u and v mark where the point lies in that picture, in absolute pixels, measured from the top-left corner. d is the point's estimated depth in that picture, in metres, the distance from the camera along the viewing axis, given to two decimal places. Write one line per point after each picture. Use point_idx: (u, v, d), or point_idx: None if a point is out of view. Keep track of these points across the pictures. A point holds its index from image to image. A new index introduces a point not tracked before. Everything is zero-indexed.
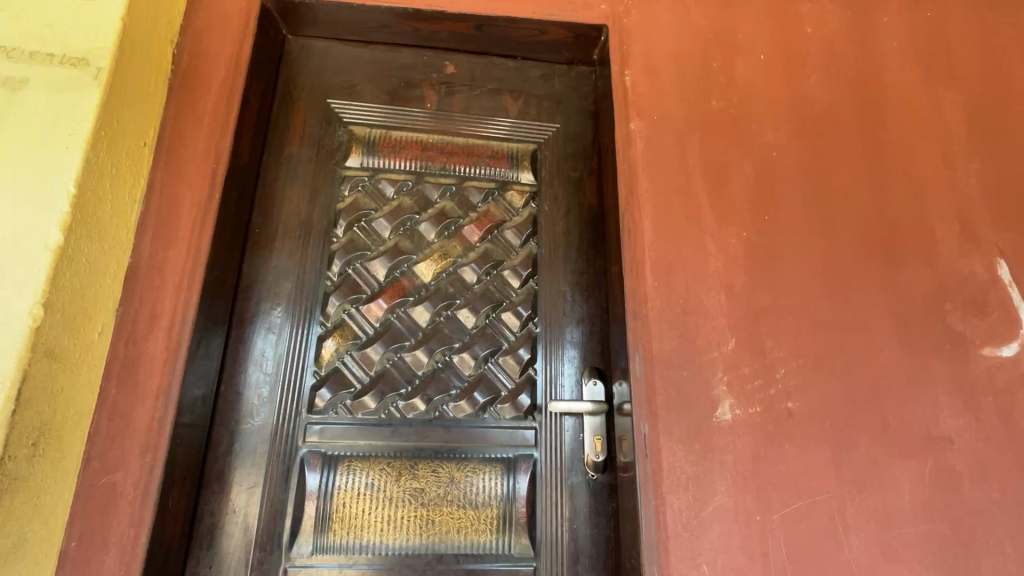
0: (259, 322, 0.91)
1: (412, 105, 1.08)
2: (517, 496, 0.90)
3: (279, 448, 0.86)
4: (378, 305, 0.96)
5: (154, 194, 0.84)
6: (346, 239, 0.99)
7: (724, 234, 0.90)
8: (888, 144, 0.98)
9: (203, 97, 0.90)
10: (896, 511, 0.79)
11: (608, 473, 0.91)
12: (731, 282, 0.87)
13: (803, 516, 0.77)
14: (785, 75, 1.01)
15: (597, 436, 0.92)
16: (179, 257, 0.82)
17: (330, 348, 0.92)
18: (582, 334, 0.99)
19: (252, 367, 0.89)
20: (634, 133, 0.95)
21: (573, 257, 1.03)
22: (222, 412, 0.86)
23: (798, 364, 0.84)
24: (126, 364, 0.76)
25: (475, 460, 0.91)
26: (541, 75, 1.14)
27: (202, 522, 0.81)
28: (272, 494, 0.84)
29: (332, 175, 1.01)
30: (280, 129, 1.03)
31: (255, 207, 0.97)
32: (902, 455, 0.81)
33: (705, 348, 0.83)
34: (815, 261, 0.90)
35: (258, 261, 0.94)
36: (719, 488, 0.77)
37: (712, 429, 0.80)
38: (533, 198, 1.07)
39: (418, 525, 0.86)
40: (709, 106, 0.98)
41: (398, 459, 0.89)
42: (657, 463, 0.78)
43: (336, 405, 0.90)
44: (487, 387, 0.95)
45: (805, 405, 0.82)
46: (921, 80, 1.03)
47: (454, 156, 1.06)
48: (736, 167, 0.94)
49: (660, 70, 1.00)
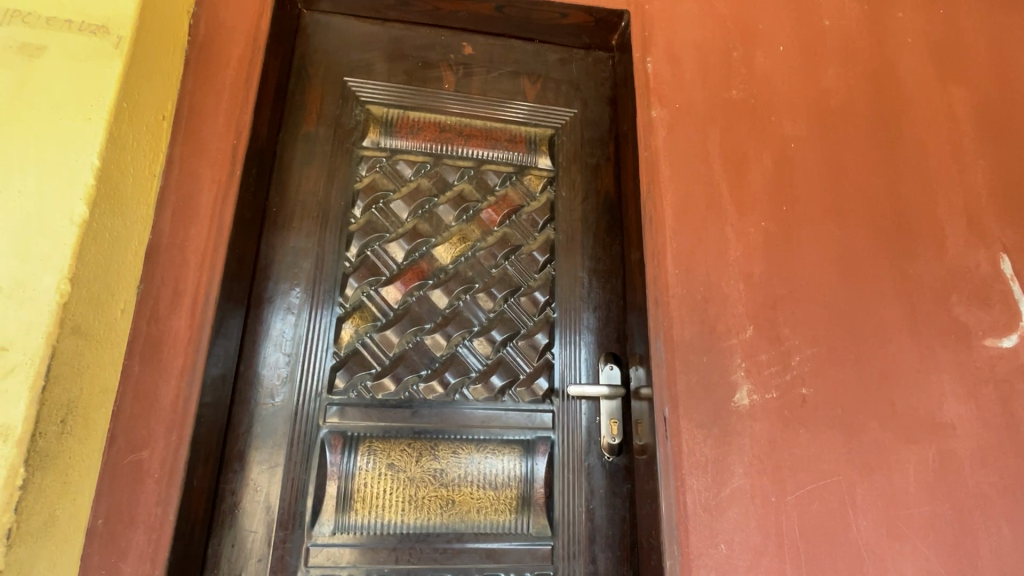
0: (277, 303, 0.91)
1: (430, 86, 1.07)
2: (536, 478, 0.91)
3: (300, 429, 0.86)
4: (396, 287, 0.95)
5: (173, 169, 0.82)
6: (364, 220, 0.98)
7: (743, 223, 0.91)
8: (902, 138, 1.00)
9: (221, 70, 0.87)
10: (902, 493, 0.82)
11: (623, 456, 0.93)
12: (750, 271, 0.89)
13: (814, 498, 0.80)
14: (804, 68, 1.02)
15: (613, 419, 0.94)
16: (201, 234, 0.80)
17: (349, 330, 0.92)
18: (599, 320, 1.01)
19: (272, 348, 0.89)
20: (655, 121, 0.96)
21: (590, 243, 1.04)
22: (242, 392, 0.86)
23: (813, 352, 0.86)
24: (150, 342, 0.75)
25: (495, 442, 0.92)
26: (558, 60, 1.14)
27: (224, 502, 0.81)
28: (294, 474, 0.84)
29: (349, 155, 1.00)
30: (296, 107, 1.01)
31: (272, 186, 0.95)
32: (909, 440, 0.85)
33: (724, 336, 0.85)
34: (830, 252, 0.92)
35: (276, 241, 0.93)
36: (736, 471, 0.79)
37: (731, 414, 0.82)
38: (551, 183, 1.07)
39: (438, 505, 0.87)
40: (730, 95, 0.99)
41: (418, 441, 0.89)
42: (677, 446, 0.80)
43: (356, 386, 0.90)
44: (506, 370, 0.96)
45: (819, 392, 0.85)
46: (934, 77, 1.05)
47: (473, 139, 1.06)
48: (756, 157, 0.95)
49: (682, 58, 1.00)
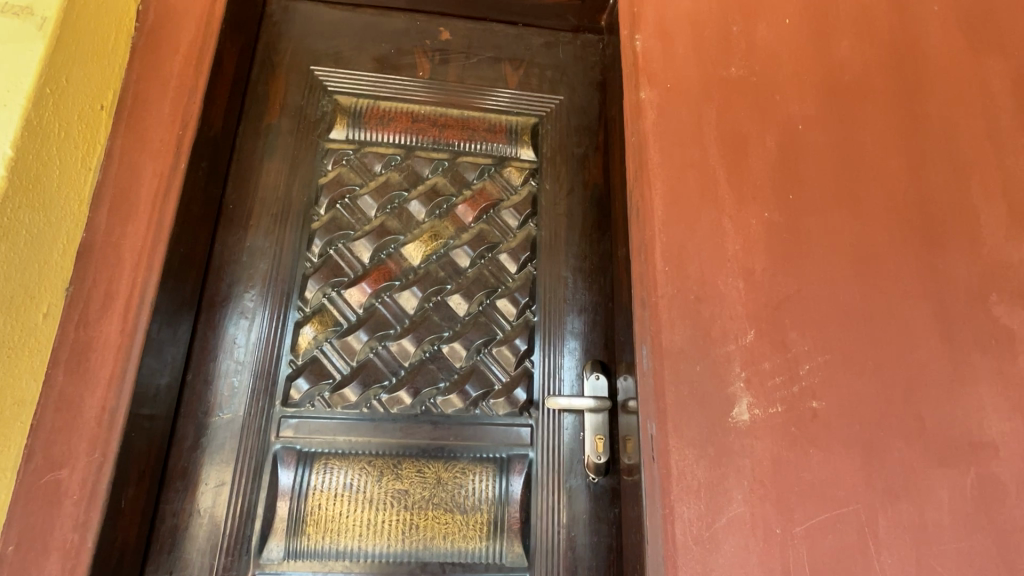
0: (230, 306, 0.84)
1: (403, 74, 1.00)
2: (510, 500, 0.81)
3: (250, 444, 0.78)
4: (361, 289, 0.88)
5: (113, 162, 0.76)
6: (328, 217, 0.91)
7: (743, 214, 0.81)
8: (928, 117, 0.88)
9: (169, 57, 0.82)
10: (934, 525, 0.70)
11: (610, 476, 0.83)
12: (751, 268, 0.78)
13: (828, 530, 0.69)
14: (813, 41, 0.91)
15: (598, 435, 0.84)
16: (139, 232, 0.74)
17: (308, 336, 0.84)
18: (584, 324, 0.91)
19: (224, 355, 0.82)
20: (644, 103, 0.87)
21: (576, 240, 0.95)
22: (188, 403, 0.79)
23: (825, 359, 0.75)
24: (77, 348, 0.69)
25: (465, 460, 0.83)
26: (543, 44, 1.06)
27: (163, 524, 0.74)
28: (241, 493, 0.76)
29: (314, 149, 0.93)
30: (259, 98, 0.95)
31: (230, 182, 0.89)
32: (941, 462, 0.73)
33: (720, 341, 0.75)
34: (844, 245, 0.81)
35: (231, 240, 0.87)
36: (734, 497, 0.69)
37: (728, 430, 0.71)
38: (533, 175, 0.98)
39: (400, 530, 0.78)
40: (728, 73, 0.89)
41: (380, 458, 0.81)
42: (665, 468, 0.70)
43: (313, 397, 0.82)
44: (479, 379, 0.87)
45: (833, 406, 0.73)
46: (965, 49, 0.92)
47: (448, 129, 0.98)
48: (757, 140, 0.85)
49: (675, 33, 0.91)
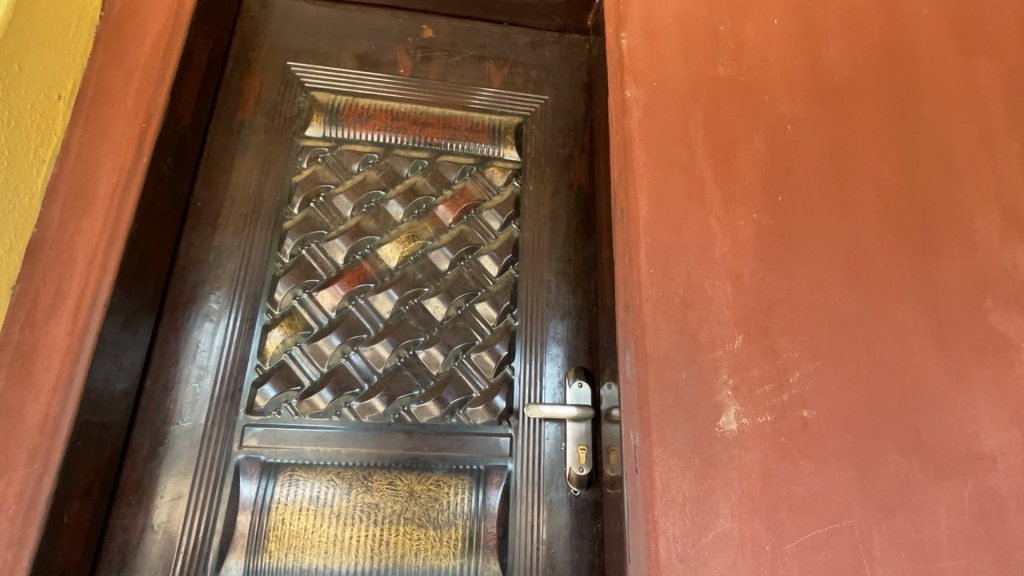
0: (194, 309, 0.80)
1: (384, 71, 0.97)
2: (487, 514, 0.77)
3: (210, 454, 0.74)
4: (333, 291, 0.84)
5: (70, 155, 0.73)
6: (301, 216, 0.87)
7: (731, 214, 0.78)
8: (919, 119, 0.86)
9: (135, 47, 0.79)
10: (931, 542, 0.67)
11: (593, 489, 0.79)
12: (739, 271, 0.75)
13: (820, 547, 0.65)
14: (802, 42, 0.90)
15: (581, 446, 0.80)
16: (94, 229, 0.71)
17: (276, 340, 0.80)
18: (568, 329, 0.87)
19: (186, 359, 0.77)
20: (629, 101, 0.84)
21: (560, 243, 0.92)
22: (145, 410, 0.74)
23: (816, 366, 0.72)
24: (22, 350, 0.65)
25: (440, 472, 0.79)
26: (529, 44, 1.04)
27: (113, 540, 0.69)
28: (199, 508, 0.72)
29: (289, 146, 0.90)
30: (232, 93, 0.91)
31: (198, 179, 0.85)
32: (938, 475, 0.69)
33: (708, 346, 0.71)
34: (833, 249, 0.78)
35: (198, 239, 0.83)
36: (722, 512, 0.65)
37: (715, 441, 0.67)
38: (516, 175, 0.95)
39: (370, 547, 0.74)
40: (716, 72, 0.86)
41: (349, 470, 0.77)
42: (649, 480, 0.66)
43: (280, 404, 0.78)
44: (457, 387, 0.83)
45: (824, 415, 0.70)
46: (955, 52, 0.91)
47: (428, 127, 0.95)
48: (745, 139, 0.83)
49: (662, 32, 0.89)
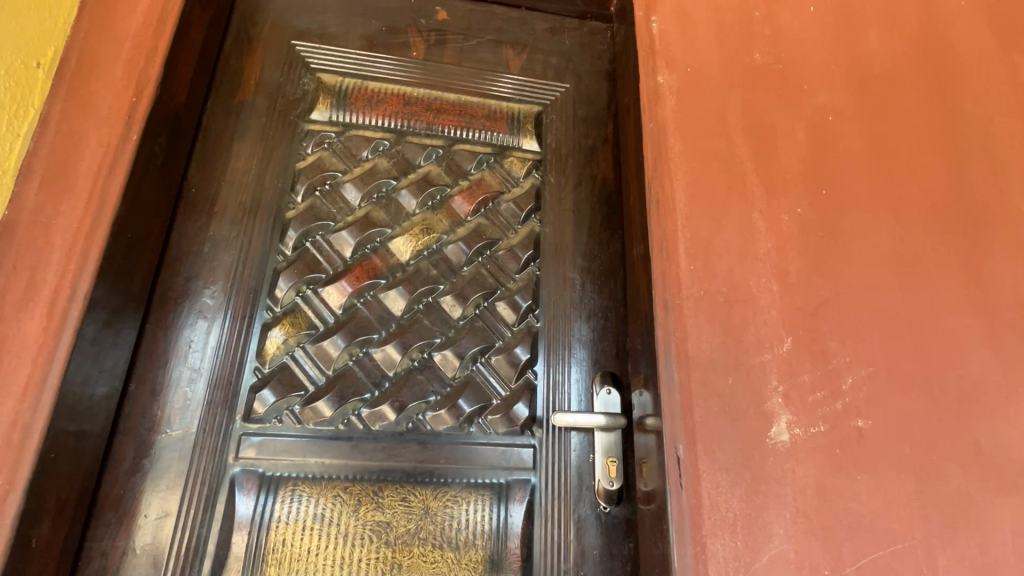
0: (186, 305, 0.72)
1: (395, 53, 0.90)
2: (510, 534, 0.70)
3: (202, 468, 0.66)
4: (340, 287, 0.77)
5: (48, 131, 0.65)
6: (306, 206, 0.80)
7: (774, 208, 0.73)
8: (964, 111, 0.82)
9: (125, 17, 0.72)
10: (998, 564, 0.61)
11: (624, 505, 0.73)
12: (785, 268, 0.70)
13: (882, 570, 0.59)
14: (840, 30, 0.85)
15: (610, 458, 0.74)
16: (75, 212, 0.63)
17: (276, 340, 0.73)
18: (593, 331, 0.81)
19: (176, 361, 0.69)
20: (662, 87, 0.79)
21: (584, 240, 0.86)
22: (129, 418, 0.66)
23: (869, 373, 0.66)
24: None
25: (458, 486, 0.71)
26: (548, 30, 0.98)
27: (90, 565, 0.61)
28: (188, 528, 0.64)
29: (292, 130, 0.83)
30: (231, 72, 0.84)
31: (192, 163, 0.78)
32: (1001, 490, 0.64)
33: (755, 349, 0.65)
34: (882, 247, 0.73)
35: (191, 229, 0.75)
36: (775, 532, 0.59)
37: (766, 453, 0.61)
38: (536, 167, 0.89)
39: (380, 571, 0.66)
40: (752, 59, 0.82)
41: (358, 484, 0.69)
42: (696, 497, 0.59)
43: (281, 411, 0.70)
44: (475, 393, 0.76)
45: (880, 425, 0.64)
46: (998, 42, 0.87)
47: (443, 114, 0.89)
48: (786, 129, 0.78)
49: (694, 16, 0.84)
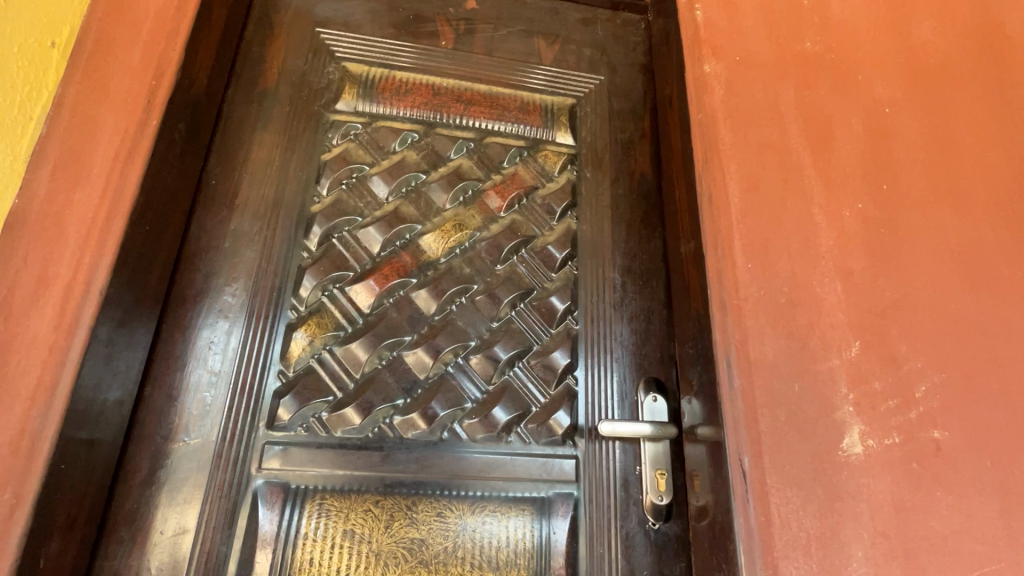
0: (206, 303, 0.67)
1: (422, 43, 0.86)
2: (553, 552, 0.65)
3: (222, 480, 0.61)
4: (368, 286, 0.72)
5: (62, 115, 0.63)
6: (331, 200, 0.75)
7: (835, 204, 0.69)
8: None
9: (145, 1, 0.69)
10: None
11: (674, 523, 0.68)
12: (849, 266, 0.66)
13: None
14: (889, 21, 0.80)
15: (659, 470, 0.69)
16: (91, 201, 0.61)
17: (301, 342, 0.68)
18: (636, 334, 0.76)
19: (195, 363, 0.64)
20: (709, 77, 0.76)
21: (623, 238, 0.81)
22: (144, 426, 0.61)
23: (942, 380, 0.61)
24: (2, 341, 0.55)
25: (497, 500, 0.66)
26: (581, 20, 0.94)
27: None
28: (207, 546, 0.59)
29: (316, 121, 0.78)
30: (253, 59, 0.79)
31: (212, 153, 0.73)
32: None
33: (822, 354, 0.62)
34: (952, 244, 0.67)
35: (211, 222, 0.70)
36: (854, 553, 0.56)
37: (838, 467, 0.58)
38: (571, 162, 0.85)
39: None
40: (802, 48, 0.78)
41: (389, 499, 0.64)
42: (765, 514, 0.56)
43: (306, 419, 0.65)
44: (512, 400, 0.71)
45: (959, 436, 0.59)
46: None
47: (474, 105, 0.84)
48: (841, 122, 0.73)
49: (739, 4, 0.81)
